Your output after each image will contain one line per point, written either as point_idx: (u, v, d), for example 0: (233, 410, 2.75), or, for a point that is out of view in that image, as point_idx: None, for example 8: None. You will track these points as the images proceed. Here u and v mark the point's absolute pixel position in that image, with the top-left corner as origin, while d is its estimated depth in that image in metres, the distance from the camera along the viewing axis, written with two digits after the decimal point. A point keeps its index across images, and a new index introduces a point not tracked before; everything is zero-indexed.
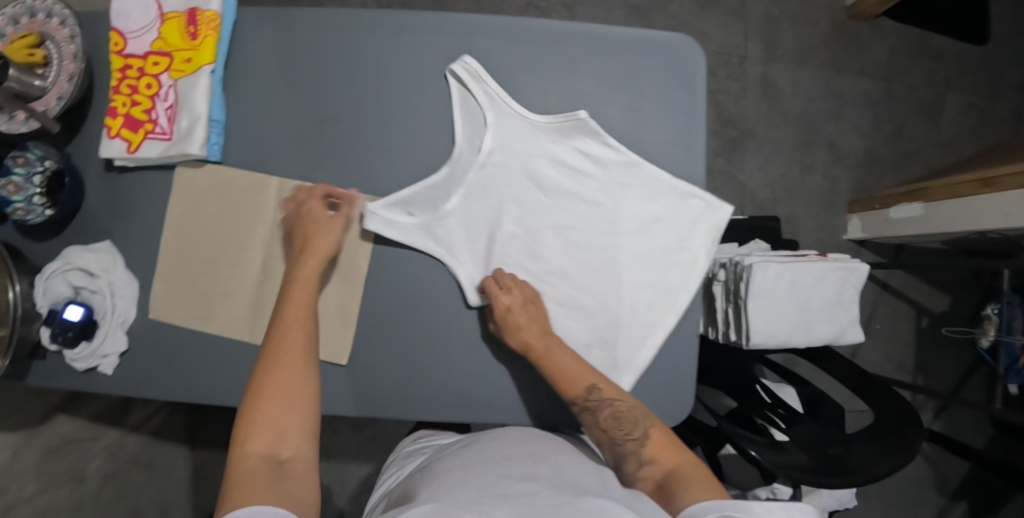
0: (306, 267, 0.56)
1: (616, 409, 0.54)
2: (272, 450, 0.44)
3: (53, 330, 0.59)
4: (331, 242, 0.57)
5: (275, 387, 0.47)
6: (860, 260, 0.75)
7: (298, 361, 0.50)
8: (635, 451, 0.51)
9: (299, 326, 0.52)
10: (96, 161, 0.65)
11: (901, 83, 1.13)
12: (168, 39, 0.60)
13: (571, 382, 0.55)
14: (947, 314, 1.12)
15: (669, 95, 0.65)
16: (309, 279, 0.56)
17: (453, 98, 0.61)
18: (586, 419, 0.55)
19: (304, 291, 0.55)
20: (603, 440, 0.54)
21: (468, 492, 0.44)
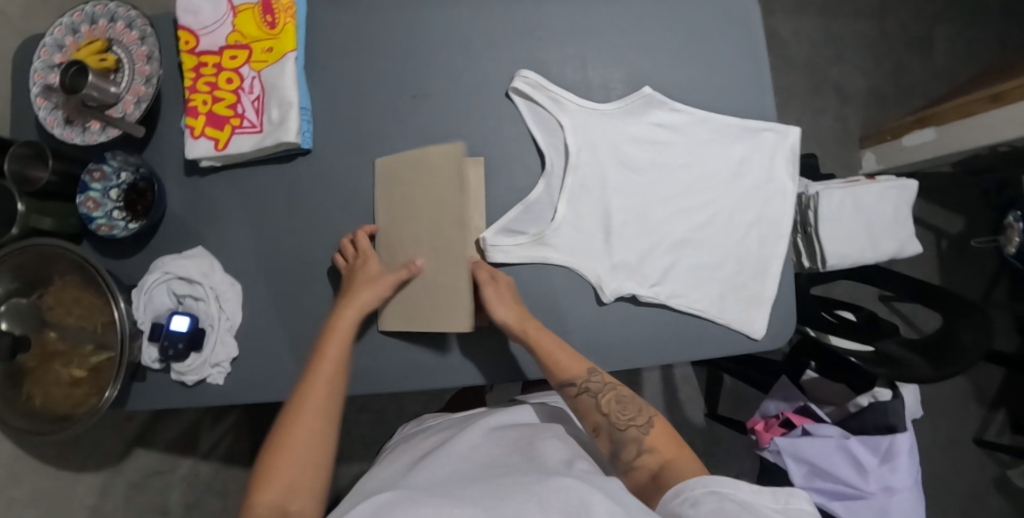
0: (342, 317, 0.54)
1: (619, 394, 0.53)
2: (279, 501, 0.42)
3: (164, 343, 0.57)
4: (372, 295, 0.56)
5: (292, 449, 0.45)
6: (910, 177, 0.80)
7: (320, 411, 0.48)
8: (636, 437, 0.50)
9: (326, 386, 0.49)
10: (173, 168, 0.62)
11: (895, 22, 1.20)
12: (244, 31, 0.59)
13: (569, 363, 0.54)
14: (964, 232, 1.20)
15: (736, 37, 0.67)
16: (346, 328, 0.54)
17: (523, 115, 0.62)
18: (585, 402, 0.53)
19: (341, 341, 0.53)
20: (600, 424, 0.52)
21: (432, 487, 0.45)
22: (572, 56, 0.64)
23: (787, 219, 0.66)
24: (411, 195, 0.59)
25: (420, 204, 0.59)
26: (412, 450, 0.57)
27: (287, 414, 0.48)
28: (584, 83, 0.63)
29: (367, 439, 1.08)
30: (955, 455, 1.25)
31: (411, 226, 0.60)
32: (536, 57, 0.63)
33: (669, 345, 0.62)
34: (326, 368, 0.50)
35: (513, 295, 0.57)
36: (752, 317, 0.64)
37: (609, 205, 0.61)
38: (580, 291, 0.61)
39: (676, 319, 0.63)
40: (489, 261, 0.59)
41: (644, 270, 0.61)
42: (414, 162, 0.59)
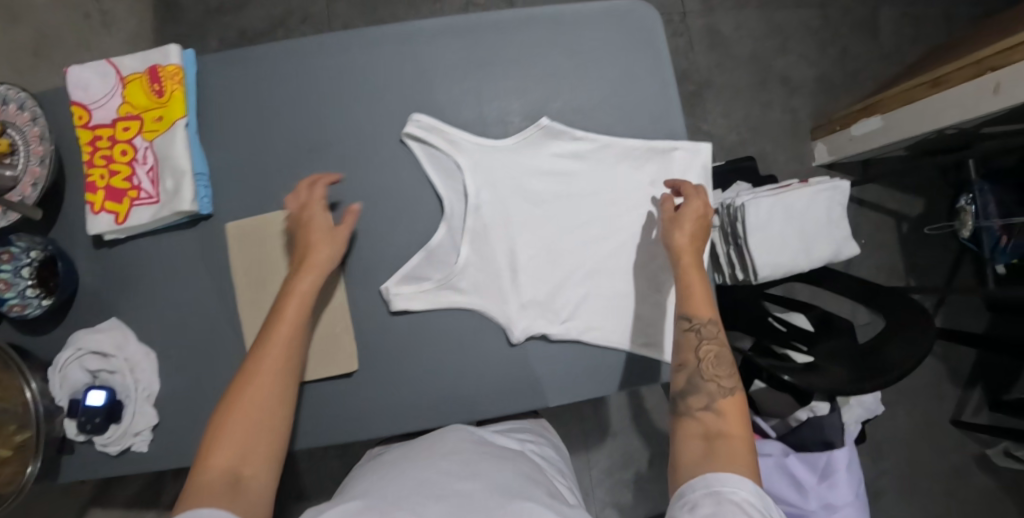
0: (302, 279, 0.52)
1: (721, 351, 0.52)
2: (231, 468, 0.41)
3: (80, 419, 0.58)
4: (320, 260, 0.54)
5: (232, 422, 0.43)
6: (841, 178, 0.79)
7: (277, 366, 0.48)
8: (712, 392, 0.49)
9: (286, 350, 0.49)
10: (82, 241, 0.63)
11: (837, 7, 1.18)
12: (134, 102, 0.59)
13: (700, 303, 0.53)
14: (924, 215, 1.19)
15: (637, 56, 0.66)
16: (307, 291, 0.52)
17: (420, 159, 0.61)
18: (687, 338, 0.53)
19: (300, 305, 0.51)
20: (688, 363, 0.52)
21: (402, 490, 0.42)
22: (468, 94, 0.63)
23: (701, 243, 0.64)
24: (276, 252, 0.60)
25: (287, 260, 0.60)
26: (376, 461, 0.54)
27: (247, 374, 0.47)
28: (480, 120, 0.63)
29: (335, 474, 1.09)
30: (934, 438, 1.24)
31: (270, 283, 0.60)
32: (431, 98, 0.63)
33: (587, 379, 0.62)
34: (284, 328, 0.49)
35: (684, 219, 0.57)
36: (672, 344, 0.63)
37: (516, 242, 0.61)
38: (491, 332, 0.61)
39: (593, 352, 0.62)
40: (392, 309, 0.59)
41: (555, 306, 0.61)
42: (274, 221, 0.60)
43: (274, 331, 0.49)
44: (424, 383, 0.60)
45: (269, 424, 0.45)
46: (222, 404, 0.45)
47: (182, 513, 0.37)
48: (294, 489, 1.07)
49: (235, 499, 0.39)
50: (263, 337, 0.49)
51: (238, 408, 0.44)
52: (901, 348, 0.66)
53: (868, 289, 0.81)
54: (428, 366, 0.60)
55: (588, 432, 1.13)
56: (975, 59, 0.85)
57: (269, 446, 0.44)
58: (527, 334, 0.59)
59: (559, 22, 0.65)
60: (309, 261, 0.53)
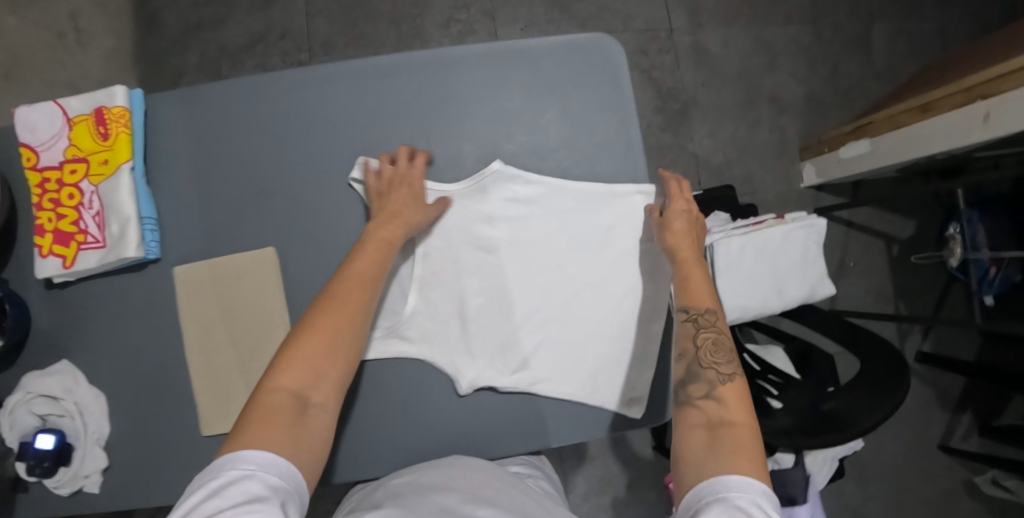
0: (386, 228, 0.54)
1: (720, 338, 0.51)
2: (300, 393, 0.42)
3: (29, 462, 0.57)
4: (412, 213, 0.56)
5: (305, 352, 0.44)
6: (818, 216, 0.76)
7: (357, 306, 0.48)
8: (711, 380, 0.48)
9: (364, 281, 0.50)
10: (34, 282, 0.62)
11: (828, 24, 1.16)
12: (80, 145, 0.59)
13: (699, 293, 0.53)
14: (915, 239, 1.15)
15: (598, 94, 0.64)
16: (388, 239, 0.54)
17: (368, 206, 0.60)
18: (685, 328, 0.52)
19: (383, 248, 0.53)
20: (687, 351, 0.51)
21: None
22: (420, 135, 0.62)
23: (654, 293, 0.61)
24: (222, 296, 0.60)
25: (234, 304, 0.60)
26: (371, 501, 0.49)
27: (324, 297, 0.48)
28: (433, 162, 0.61)
29: None
30: (923, 465, 1.21)
31: (215, 326, 0.60)
32: (383, 138, 0.61)
33: (538, 431, 0.60)
34: (368, 264, 0.51)
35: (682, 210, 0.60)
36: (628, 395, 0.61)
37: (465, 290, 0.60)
38: (439, 382, 0.60)
39: (544, 402, 0.61)
40: None
41: (506, 356, 0.60)
42: (219, 265, 0.60)
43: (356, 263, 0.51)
44: (370, 432, 0.59)
45: (345, 358, 0.46)
46: (303, 325, 0.45)
47: (243, 445, 0.37)
48: None
49: (296, 430, 0.40)
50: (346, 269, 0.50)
51: (318, 330, 0.45)
52: (862, 399, 0.66)
53: (849, 331, 0.80)
54: (376, 416, 0.59)
55: (565, 457, 1.11)
56: (964, 86, 0.81)
57: (339, 374, 0.45)
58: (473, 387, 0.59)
59: (518, 58, 0.63)
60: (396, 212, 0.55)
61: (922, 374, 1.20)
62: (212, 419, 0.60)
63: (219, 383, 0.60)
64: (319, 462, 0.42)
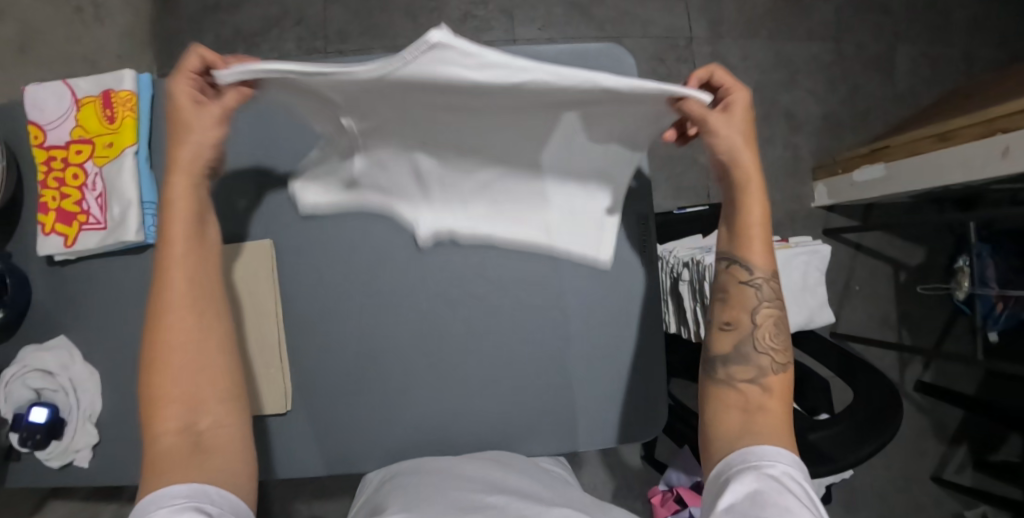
0: (177, 187, 0.44)
1: (777, 319, 0.49)
2: (187, 424, 0.41)
3: (22, 435, 0.59)
4: (201, 142, 0.44)
5: (166, 382, 0.41)
6: (822, 243, 0.75)
7: (193, 303, 0.43)
8: (762, 366, 0.48)
9: (190, 270, 0.44)
10: (38, 258, 0.63)
11: (851, 43, 1.13)
12: (86, 126, 0.59)
13: (759, 252, 0.49)
14: (922, 266, 1.14)
15: None
16: (190, 203, 0.44)
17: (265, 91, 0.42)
18: (744, 293, 0.49)
19: (185, 215, 0.44)
20: (740, 322, 0.49)
21: (440, 507, 0.46)
22: None
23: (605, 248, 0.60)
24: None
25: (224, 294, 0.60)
26: (383, 490, 0.55)
27: (153, 315, 0.43)
28: None
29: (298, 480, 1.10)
30: (914, 494, 1.19)
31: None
32: None
33: (520, 435, 0.63)
34: (182, 251, 0.44)
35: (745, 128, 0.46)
36: (607, 410, 0.64)
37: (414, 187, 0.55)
38: (419, 386, 0.61)
39: (529, 408, 0.63)
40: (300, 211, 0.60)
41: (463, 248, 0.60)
42: None
43: (170, 255, 0.43)
44: (353, 428, 0.62)
45: (205, 367, 0.43)
46: (145, 358, 0.42)
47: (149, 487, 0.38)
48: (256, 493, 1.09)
49: (197, 460, 0.40)
50: (161, 270, 0.43)
51: (167, 361, 0.42)
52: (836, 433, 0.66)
53: (846, 359, 0.79)
54: (366, 411, 0.61)
55: None
56: (985, 117, 0.78)
57: (216, 388, 0.43)
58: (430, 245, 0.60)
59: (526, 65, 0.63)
60: (172, 163, 0.43)
61: (920, 404, 1.19)
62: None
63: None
64: (248, 462, 0.43)
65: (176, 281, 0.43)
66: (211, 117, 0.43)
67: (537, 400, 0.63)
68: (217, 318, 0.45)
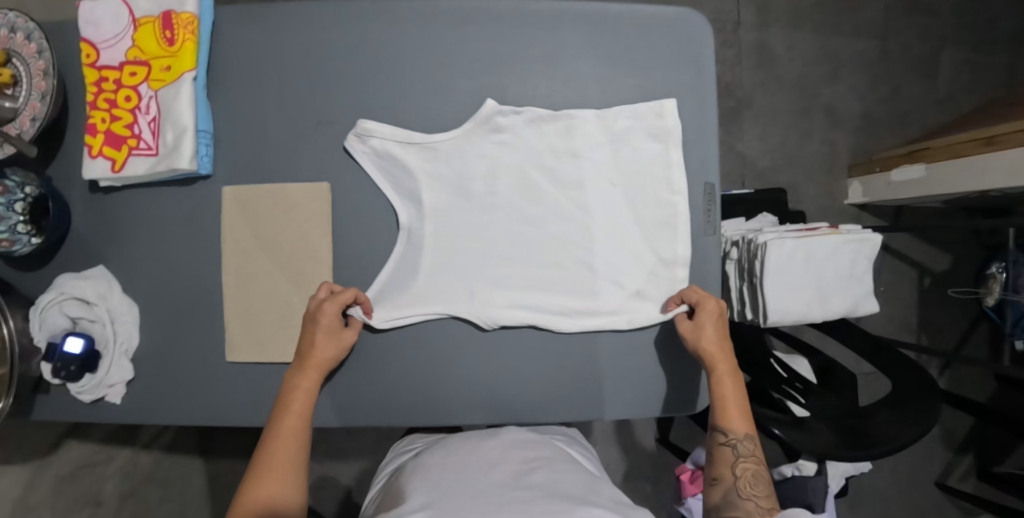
0: (306, 377, 0.54)
1: (757, 470, 0.52)
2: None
3: (54, 365, 0.56)
4: (332, 351, 0.55)
5: None
6: (873, 231, 0.74)
7: (290, 462, 0.49)
8: (749, 510, 0.49)
9: (293, 436, 0.51)
10: (78, 183, 0.61)
11: (897, 42, 1.12)
12: (143, 47, 0.56)
13: (737, 416, 0.54)
14: (948, 273, 1.13)
15: (676, 72, 0.62)
16: (308, 391, 0.53)
17: (390, 263, 0.59)
18: (724, 453, 0.53)
19: (305, 399, 0.53)
20: (724, 478, 0.52)
21: (464, 503, 0.47)
22: (491, 87, 0.60)
23: (673, 109, 0.61)
24: (268, 221, 0.58)
25: (278, 233, 0.58)
26: (416, 473, 0.55)
27: (251, 473, 0.48)
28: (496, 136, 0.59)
29: (312, 437, 1.10)
30: (916, 498, 1.21)
31: (257, 252, 0.59)
32: (451, 85, 0.59)
33: (565, 402, 0.62)
34: (295, 422, 0.51)
35: (717, 331, 0.57)
36: (659, 380, 0.63)
37: (488, 138, 0.59)
38: (472, 340, 0.60)
39: (578, 372, 0.62)
40: (361, 127, 0.57)
41: (542, 146, 0.60)
42: (265, 191, 0.58)
43: (283, 421, 0.51)
44: (402, 379, 0.60)
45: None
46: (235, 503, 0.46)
47: None
48: None
49: None
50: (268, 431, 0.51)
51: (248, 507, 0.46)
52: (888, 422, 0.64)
53: (876, 345, 0.79)
54: (414, 363, 0.60)
55: None
56: None
57: None
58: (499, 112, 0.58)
59: (599, 24, 0.61)
60: (307, 360, 0.54)
61: None
62: (239, 347, 0.60)
63: (252, 313, 0.59)
64: None
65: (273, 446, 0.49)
66: (345, 341, 0.56)
67: (586, 363, 0.62)
68: (297, 482, 0.49)
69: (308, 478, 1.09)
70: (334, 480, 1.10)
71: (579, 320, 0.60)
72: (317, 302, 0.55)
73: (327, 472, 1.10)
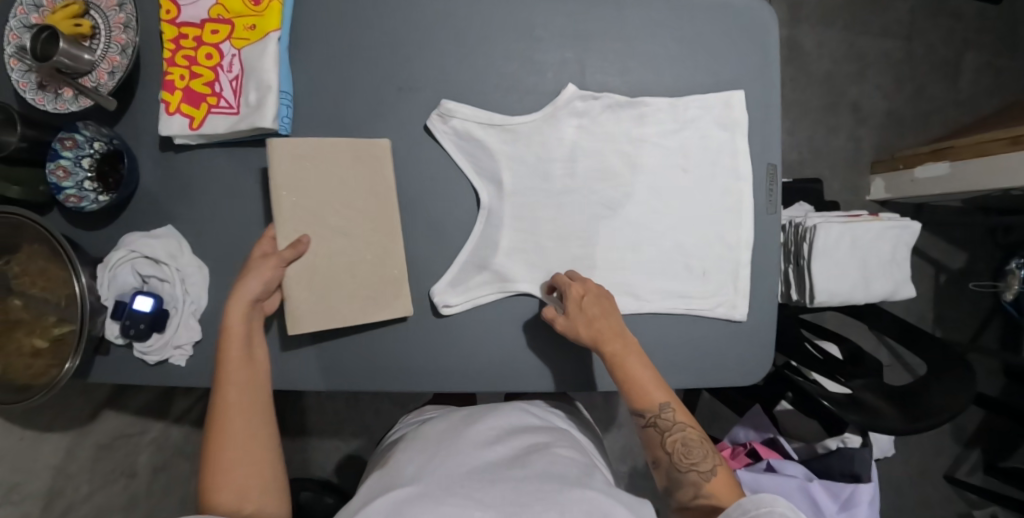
0: (231, 318, 0.50)
1: (686, 436, 0.51)
2: (234, 506, 0.46)
3: (125, 322, 0.55)
4: (255, 286, 0.51)
5: (222, 475, 0.46)
6: (913, 219, 0.77)
7: (246, 410, 0.49)
8: (695, 482, 0.49)
9: (239, 382, 0.50)
10: (149, 141, 0.60)
11: (921, 44, 1.16)
12: (227, 5, 0.56)
13: (648, 392, 0.51)
14: (965, 270, 1.17)
15: (746, 55, 0.64)
16: (241, 327, 0.51)
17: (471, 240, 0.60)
18: (650, 435, 0.52)
19: (242, 339, 0.51)
20: (660, 460, 0.52)
21: (451, 479, 0.46)
22: (569, 60, 0.61)
23: (740, 99, 0.63)
24: (331, 179, 0.55)
25: (343, 196, 0.56)
26: (409, 448, 0.55)
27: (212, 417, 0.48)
28: (571, 111, 0.60)
29: (340, 415, 1.10)
30: (925, 490, 1.24)
31: (319, 210, 0.55)
32: (533, 56, 0.60)
33: None
34: (235, 368, 0.50)
35: (596, 309, 0.54)
36: (725, 353, 0.65)
37: (566, 122, 0.60)
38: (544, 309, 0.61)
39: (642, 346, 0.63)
40: (444, 106, 0.58)
41: (615, 131, 0.61)
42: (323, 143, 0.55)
43: (224, 371, 0.49)
44: (475, 346, 0.61)
45: (262, 451, 0.48)
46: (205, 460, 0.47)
47: None
48: (297, 423, 1.10)
49: None
50: (220, 372, 0.50)
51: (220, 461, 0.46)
52: (946, 392, 0.65)
53: (909, 331, 0.80)
54: (481, 331, 0.61)
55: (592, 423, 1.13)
56: None
57: (262, 479, 0.47)
58: (578, 96, 0.59)
59: (674, 3, 0.62)
60: (237, 293, 0.51)
61: None
62: (303, 317, 0.55)
63: (317, 274, 0.55)
64: None
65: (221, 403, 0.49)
66: (271, 266, 0.52)
67: (650, 338, 0.63)
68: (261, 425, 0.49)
69: (335, 456, 1.09)
70: (361, 459, 1.10)
71: (654, 300, 0.62)
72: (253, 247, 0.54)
73: (354, 451, 1.10)
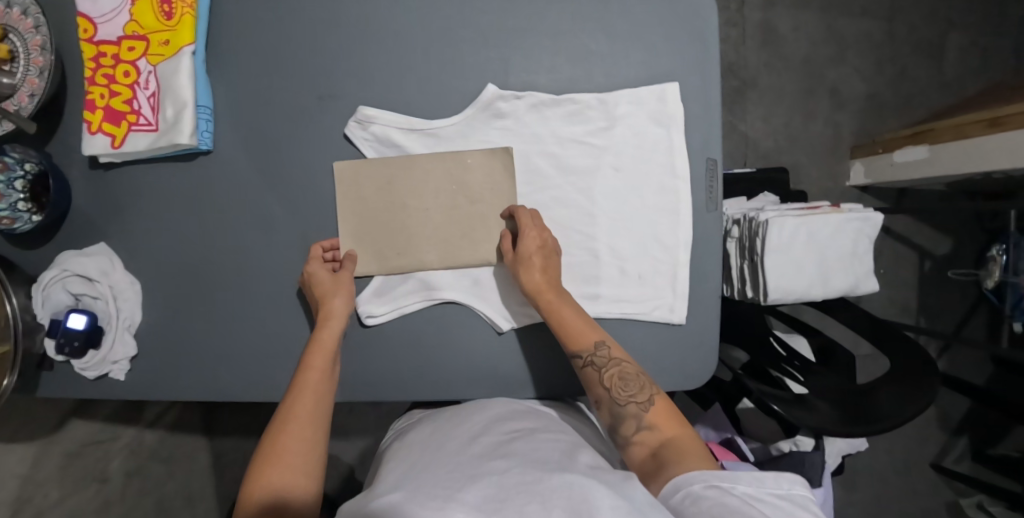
0: (324, 330, 0.55)
1: (623, 370, 0.52)
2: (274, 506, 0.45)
3: (59, 340, 0.56)
4: (343, 303, 0.56)
5: (274, 468, 0.46)
6: (875, 210, 0.74)
7: (311, 417, 0.50)
8: (635, 413, 0.50)
9: (316, 393, 0.52)
10: (79, 159, 0.61)
11: (903, 23, 1.11)
12: (142, 21, 0.56)
13: (578, 333, 0.54)
14: (950, 256, 1.12)
15: (681, 46, 0.61)
16: (328, 343, 0.55)
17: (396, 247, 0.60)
18: (590, 374, 0.53)
19: (326, 353, 0.54)
20: (600, 398, 0.52)
21: (437, 480, 0.43)
22: (494, 61, 0.59)
23: (674, 92, 0.60)
24: (390, 213, 0.59)
25: (412, 192, 0.59)
26: (398, 454, 0.53)
27: (285, 416, 0.50)
28: (496, 113, 0.59)
29: None
30: (911, 479, 1.21)
31: (421, 220, 0.59)
32: (456, 59, 0.59)
33: (568, 381, 0.61)
34: (315, 376, 0.53)
35: (533, 254, 0.56)
36: (663, 356, 0.63)
37: (490, 124, 0.60)
38: (476, 317, 0.61)
39: None
40: (362, 113, 0.58)
41: (542, 130, 0.60)
42: (354, 217, 0.59)
43: (305, 379, 0.52)
44: (409, 353, 0.60)
45: (309, 458, 0.48)
46: (261, 453, 0.48)
47: None
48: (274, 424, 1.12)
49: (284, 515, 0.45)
50: (299, 379, 0.53)
51: (276, 459, 0.47)
52: (898, 395, 0.63)
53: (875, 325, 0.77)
54: (414, 340, 0.60)
55: None
56: None
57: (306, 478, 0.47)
58: (500, 95, 0.58)
59: None
60: (330, 314, 0.55)
61: None
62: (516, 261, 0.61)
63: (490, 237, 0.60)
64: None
65: (296, 411, 0.50)
66: (344, 280, 0.57)
67: None
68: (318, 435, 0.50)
69: None
70: (338, 459, 1.12)
71: (586, 301, 0.61)
72: (307, 267, 0.58)
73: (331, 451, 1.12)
